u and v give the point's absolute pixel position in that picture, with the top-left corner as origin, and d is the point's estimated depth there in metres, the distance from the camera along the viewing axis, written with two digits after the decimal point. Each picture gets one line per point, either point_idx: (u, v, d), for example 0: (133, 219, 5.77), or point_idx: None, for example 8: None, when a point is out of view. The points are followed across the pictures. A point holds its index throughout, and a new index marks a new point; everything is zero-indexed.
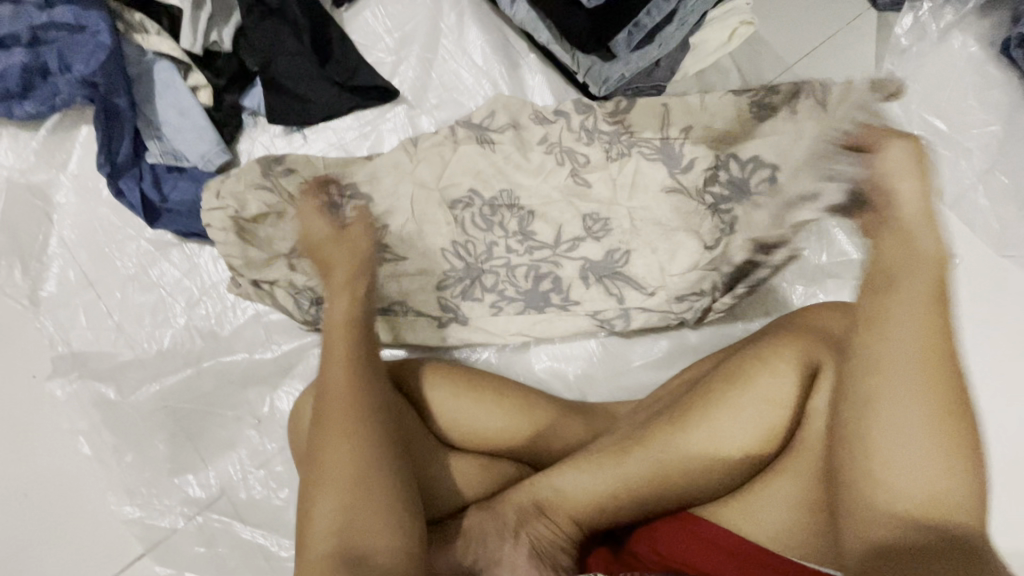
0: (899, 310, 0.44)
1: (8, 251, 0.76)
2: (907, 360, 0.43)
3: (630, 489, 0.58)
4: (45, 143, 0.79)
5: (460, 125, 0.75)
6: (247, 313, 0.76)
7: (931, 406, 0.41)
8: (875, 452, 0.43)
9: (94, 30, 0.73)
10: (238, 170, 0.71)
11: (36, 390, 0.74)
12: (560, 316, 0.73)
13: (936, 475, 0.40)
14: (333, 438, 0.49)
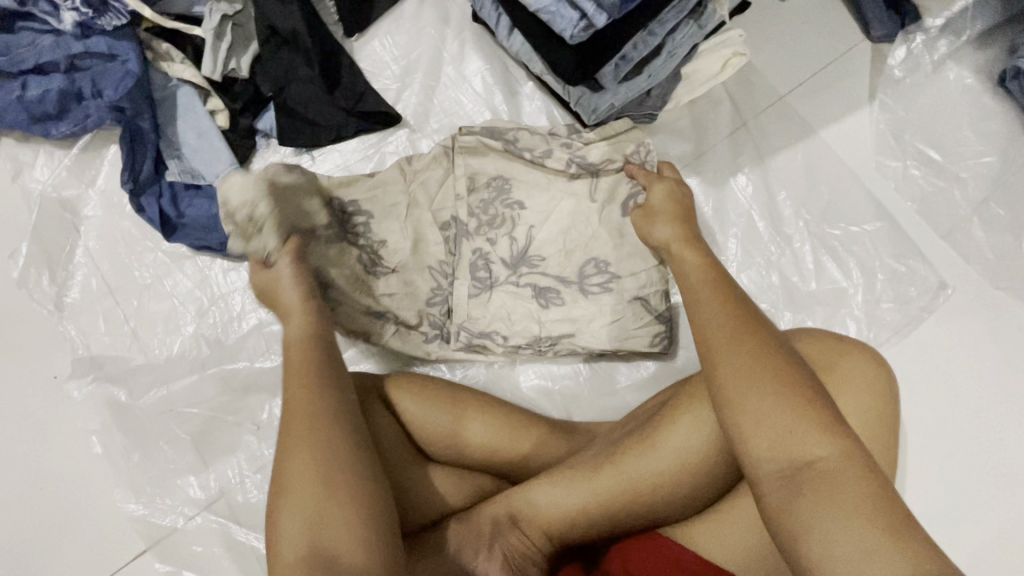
0: (705, 310, 0.51)
1: (39, 259, 0.82)
2: (733, 344, 0.47)
3: (601, 504, 0.59)
4: (77, 160, 0.85)
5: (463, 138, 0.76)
6: (251, 323, 0.80)
7: (764, 373, 0.45)
8: (734, 418, 0.45)
9: (124, 58, 0.79)
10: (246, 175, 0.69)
11: (56, 390, 0.79)
12: (542, 341, 0.76)
13: (795, 435, 0.43)
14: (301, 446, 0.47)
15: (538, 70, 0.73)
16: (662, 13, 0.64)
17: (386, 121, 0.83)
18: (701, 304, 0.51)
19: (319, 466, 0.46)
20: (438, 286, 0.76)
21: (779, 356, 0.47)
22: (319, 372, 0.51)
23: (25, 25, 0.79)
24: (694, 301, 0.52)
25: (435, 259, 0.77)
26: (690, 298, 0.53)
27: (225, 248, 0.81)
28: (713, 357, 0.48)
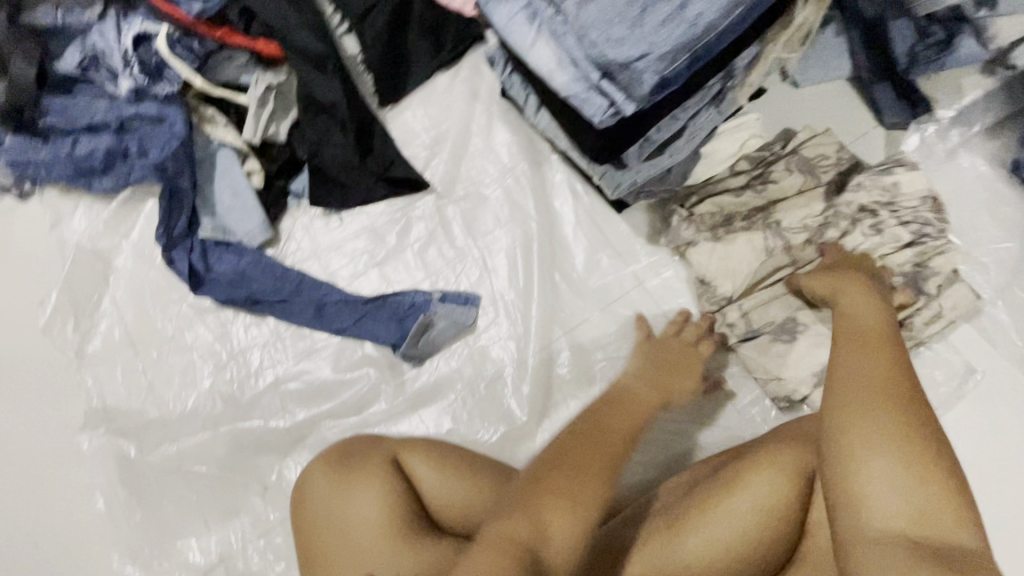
0: (855, 369, 0.51)
1: (66, 309, 0.84)
2: (876, 392, 0.48)
3: None
4: (115, 214, 0.88)
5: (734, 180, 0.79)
6: (268, 380, 0.80)
7: (891, 434, 0.46)
8: (842, 472, 0.47)
9: (172, 122, 0.83)
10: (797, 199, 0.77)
11: (65, 441, 0.78)
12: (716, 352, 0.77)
13: (923, 499, 0.44)
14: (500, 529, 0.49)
15: (562, 146, 0.77)
16: (687, 101, 0.67)
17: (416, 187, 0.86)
18: (861, 352, 0.53)
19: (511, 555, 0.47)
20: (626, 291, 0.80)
21: (908, 397, 0.48)
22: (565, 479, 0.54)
23: (83, 88, 0.84)
24: (845, 351, 0.54)
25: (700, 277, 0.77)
26: (834, 365, 0.53)
27: (250, 303, 0.82)
28: (845, 405, 0.49)
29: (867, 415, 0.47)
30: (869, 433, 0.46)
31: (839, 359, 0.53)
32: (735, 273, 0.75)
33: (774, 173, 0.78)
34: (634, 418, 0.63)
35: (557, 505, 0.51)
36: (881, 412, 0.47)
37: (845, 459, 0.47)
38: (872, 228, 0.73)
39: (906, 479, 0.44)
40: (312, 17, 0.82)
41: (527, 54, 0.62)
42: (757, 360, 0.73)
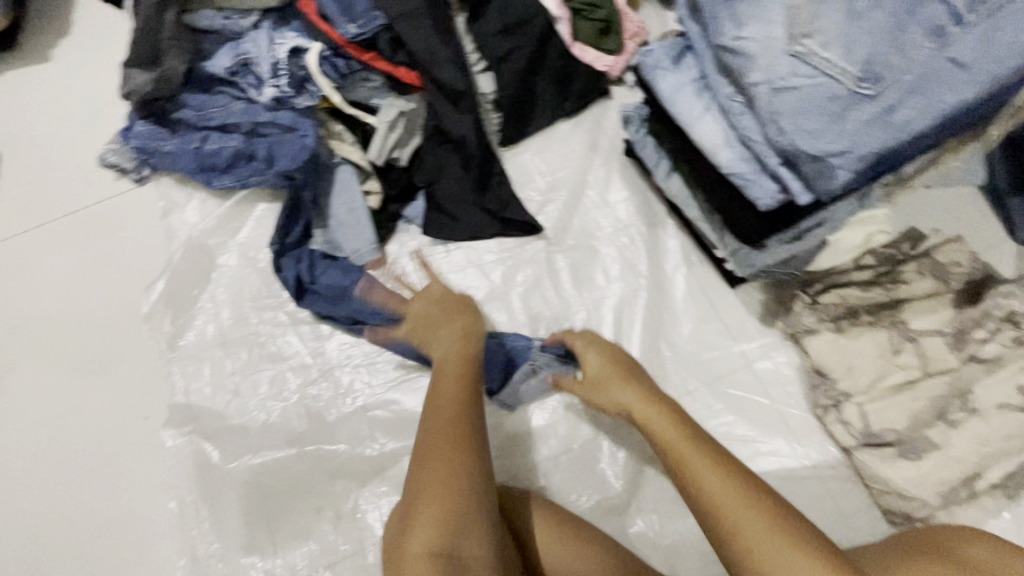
0: (705, 476, 0.56)
1: (166, 299, 0.84)
2: (726, 493, 0.55)
3: None
4: (227, 212, 0.89)
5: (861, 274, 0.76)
6: (355, 404, 0.78)
7: (765, 526, 0.52)
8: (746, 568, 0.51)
9: (303, 133, 0.84)
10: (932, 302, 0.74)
11: (147, 433, 0.77)
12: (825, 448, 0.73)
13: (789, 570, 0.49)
14: (425, 517, 0.54)
15: (692, 215, 0.76)
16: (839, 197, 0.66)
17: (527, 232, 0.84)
18: (697, 463, 0.58)
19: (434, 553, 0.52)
20: (733, 369, 0.78)
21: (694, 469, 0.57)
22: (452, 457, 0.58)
23: (224, 90, 0.87)
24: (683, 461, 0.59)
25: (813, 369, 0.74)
26: (685, 469, 0.58)
27: (349, 323, 0.81)
28: (717, 511, 0.54)
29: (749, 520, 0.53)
30: (751, 535, 0.51)
31: (686, 466, 0.58)
32: (856, 371, 0.72)
33: (902, 273, 0.76)
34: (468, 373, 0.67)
35: (433, 499, 0.55)
36: (740, 506, 0.53)
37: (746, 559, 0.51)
38: (1013, 339, 0.71)
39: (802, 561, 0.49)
40: (456, 53, 0.83)
41: (692, 124, 0.61)
42: (871, 466, 0.69)
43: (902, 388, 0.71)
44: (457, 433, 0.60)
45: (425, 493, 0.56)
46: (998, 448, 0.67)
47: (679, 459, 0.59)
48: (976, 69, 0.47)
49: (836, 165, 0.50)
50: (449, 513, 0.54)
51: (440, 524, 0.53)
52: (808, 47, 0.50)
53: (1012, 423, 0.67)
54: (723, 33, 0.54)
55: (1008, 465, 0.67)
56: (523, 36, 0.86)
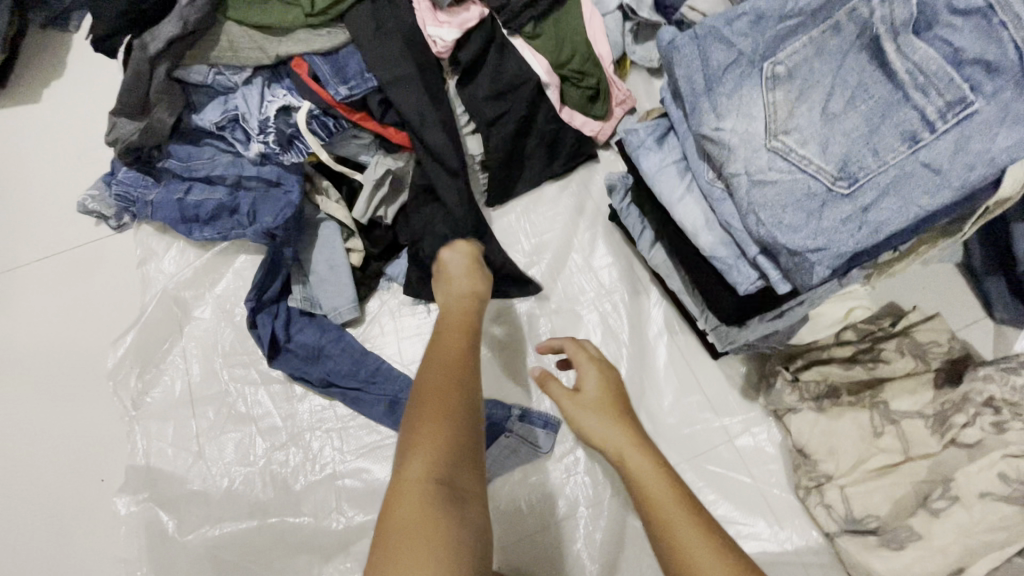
0: (678, 524, 0.46)
1: (135, 352, 0.81)
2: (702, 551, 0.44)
3: None
4: (206, 263, 0.88)
5: (838, 350, 0.77)
6: (324, 471, 0.75)
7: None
8: None
9: (287, 188, 0.84)
10: (913, 382, 0.74)
11: (102, 498, 0.73)
12: (807, 529, 0.72)
13: None
14: (432, 420, 0.47)
15: (676, 287, 0.76)
16: None
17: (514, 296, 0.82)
18: (675, 524, 0.46)
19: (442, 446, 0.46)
20: (714, 444, 0.76)
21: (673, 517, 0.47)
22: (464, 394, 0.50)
23: (211, 141, 0.87)
24: (655, 519, 0.47)
25: (794, 448, 0.73)
26: (654, 509, 0.48)
27: (323, 385, 0.79)
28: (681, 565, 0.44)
29: None
30: None
31: (656, 508, 0.47)
32: (838, 453, 0.71)
33: (881, 352, 0.76)
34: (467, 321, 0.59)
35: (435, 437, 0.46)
36: None
37: None
38: (993, 425, 0.69)
39: None
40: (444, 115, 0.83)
41: (673, 205, 0.62)
42: (853, 554, 0.67)
43: (883, 471, 0.70)
44: (454, 399, 0.49)
45: (422, 426, 0.47)
46: (982, 540, 0.65)
47: (647, 496, 0.49)
48: (949, 175, 0.47)
49: (814, 260, 0.50)
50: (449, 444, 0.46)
51: (439, 456, 0.46)
52: (785, 143, 0.51)
53: (996, 515, 0.65)
54: (703, 123, 0.55)
55: (993, 559, 0.65)
56: (512, 100, 0.87)
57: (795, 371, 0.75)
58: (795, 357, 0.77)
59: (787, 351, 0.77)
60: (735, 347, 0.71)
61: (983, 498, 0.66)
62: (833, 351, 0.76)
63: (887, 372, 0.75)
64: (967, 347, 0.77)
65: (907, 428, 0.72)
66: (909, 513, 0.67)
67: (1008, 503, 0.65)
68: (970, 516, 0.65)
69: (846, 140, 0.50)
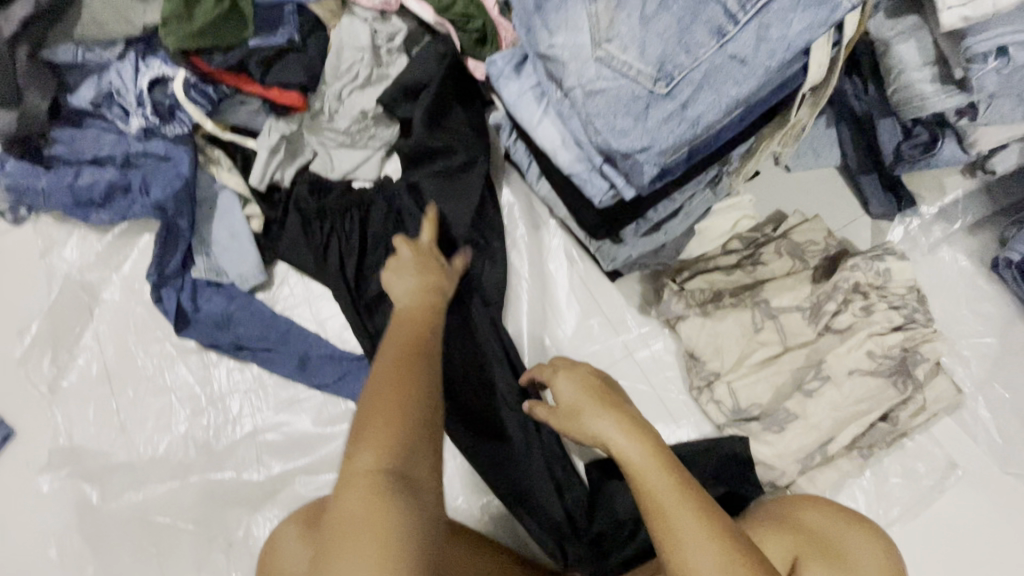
0: (687, 541, 0.47)
1: (44, 339, 0.82)
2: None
3: None
4: (109, 246, 0.88)
5: (722, 255, 0.81)
6: (245, 429, 0.78)
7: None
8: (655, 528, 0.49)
9: (176, 161, 0.84)
10: (794, 281, 0.78)
11: (26, 480, 0.75)
12: (702, 425, 0.78)
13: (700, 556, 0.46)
14: (391, 377, 0.53)
15: (562, 214, 0.78)
16: (683, 184, 0.68)
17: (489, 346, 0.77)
18: (578, 409, 0.61)
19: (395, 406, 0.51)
20: (616, 359, 0.81)
21: (585, 414, 0.60)
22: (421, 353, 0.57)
23: (94, 122, 0.86)
24: (589, 417, 0.59)
25: (686, 352, 0.78)
26: (662, 520, 0.49)
27: (235, 349, 0.81)
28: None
29: (664, 494, 0.50)
30: (666, 496, 0.49)
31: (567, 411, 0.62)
32: (722, 351, 0.76)
33: (764, 256, 0.80)
34: (410, 340, 0.59)
35: (379, 444, 0.48)
36: (643, 457, 0.53)
37: (654, 514, 0.49)
38: (862, 309, 0.74)
39: (702, 527, 0.47)
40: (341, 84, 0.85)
41: (533, 130, 0.64)
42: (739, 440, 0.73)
43: (766, 363, 0.75)
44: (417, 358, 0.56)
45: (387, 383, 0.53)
46: (848, 411, 0.71)
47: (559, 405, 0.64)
48: (753, 63, 0.51)
49: (642, 160, 0.54)
50: (398, 449, 0.48)
51: (391, 449, 0.48)
52: (608, 51, 0.53)
53: (861, 387, 0.71)
54: (539, 42, 0.56)
55: (858, 426, 0.71)
56: (457, 128, 0.81)
57: (685, 283, 0.79)
58: (688, 269, 0.81)
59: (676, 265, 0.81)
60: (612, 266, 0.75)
61: (848, 375, 0.72)
62: (722, 264, 0.80)
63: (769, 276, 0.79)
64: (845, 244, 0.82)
65: (789, 323, 0.76)
66: (788, 397, 0.73)
67: (870, 376, 0.72)
68: (840, 392, 0.71)
69: (662, 41, 0.52)
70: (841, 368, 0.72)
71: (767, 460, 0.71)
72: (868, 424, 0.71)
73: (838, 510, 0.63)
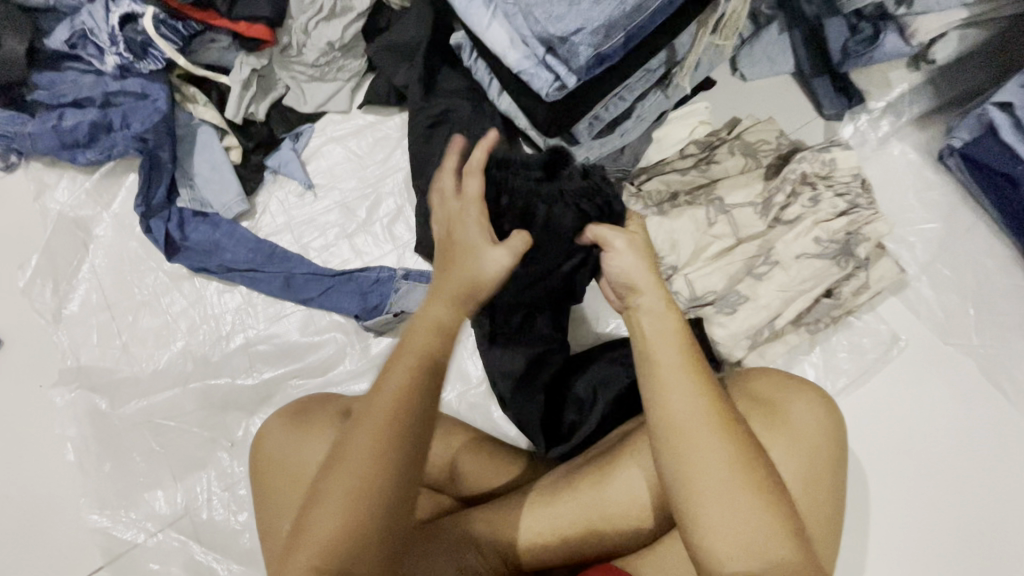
0: (685, 407, 0.48)
1: (46, 272, 0.87)
2: (704, 438, 0.47)
3: (562, 527, 0.60)
4: (97, 185, 0.92)
5: (679, 158, 0.85)
6: (238, 342, 0.84)
7: (727, 457, 0.46)
8: (656, 402, 0.49)
9: (154, 98, 0.88)
10: (746, 178, 0.82)
11: (40, 397, 0.81)
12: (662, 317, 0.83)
13: (701, 438, 0.47)
14: (366, 456, 0.44)
15: (523, 126, 0.82)
16: (631, 85, 0.74)
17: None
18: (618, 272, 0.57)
19: (353, 503, 0.43)
20: None
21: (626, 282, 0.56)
22: (408, 447, 0.45)
23: (72, 65, 0.89)
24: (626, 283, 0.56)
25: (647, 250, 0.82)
26: (658, 382, 0.50)
27: (223, 272, 0.85)
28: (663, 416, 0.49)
29: (672, 379, 0.49)
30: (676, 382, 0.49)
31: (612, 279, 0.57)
32: (679, 245, 0.80)
33: (718, 157, 0.84)
34: (411, 398, 0.46)
35: (327, 543, 0.43)
36: (666, 342, 0.51)
37: (659, 391, 0.50)
38: (810, 199, 0.78)
39: (704, 408, 0.48)
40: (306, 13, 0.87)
41: (483, 34, 0.67)
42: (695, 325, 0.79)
43: (721, 255, 0.80)
44: (399, 457, 0.44)
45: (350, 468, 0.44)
46: (795, 291, 0.76)
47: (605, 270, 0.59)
48: None
49: (578, 42, 0.59)
50: (344, 552, 0.43)
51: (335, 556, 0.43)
52: None
53: (807, 269, 0.76)
54: None
55: (804, 303, 0.76)
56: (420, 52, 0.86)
57: (644, 186, 0.83)
58: (647, 171, 0.85)
59: (637, 170, 0.85)
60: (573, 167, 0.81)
61: (794, 259, 0.76)
62: (679, 166, 0.84)
63: (723, 175, 0.83)
64: (796, 142, 0.85)
65: (743, 216, 0.80)
66: (737, 280, 0.78)
67: (816, 258, 0.76)
68: (788, 273, 0.76)
69: None
70: (790, 252, 0.77)
71: (720, 340, 0.76)
72: (813, 301, 0.76)
73: (791, 377, 0.62)
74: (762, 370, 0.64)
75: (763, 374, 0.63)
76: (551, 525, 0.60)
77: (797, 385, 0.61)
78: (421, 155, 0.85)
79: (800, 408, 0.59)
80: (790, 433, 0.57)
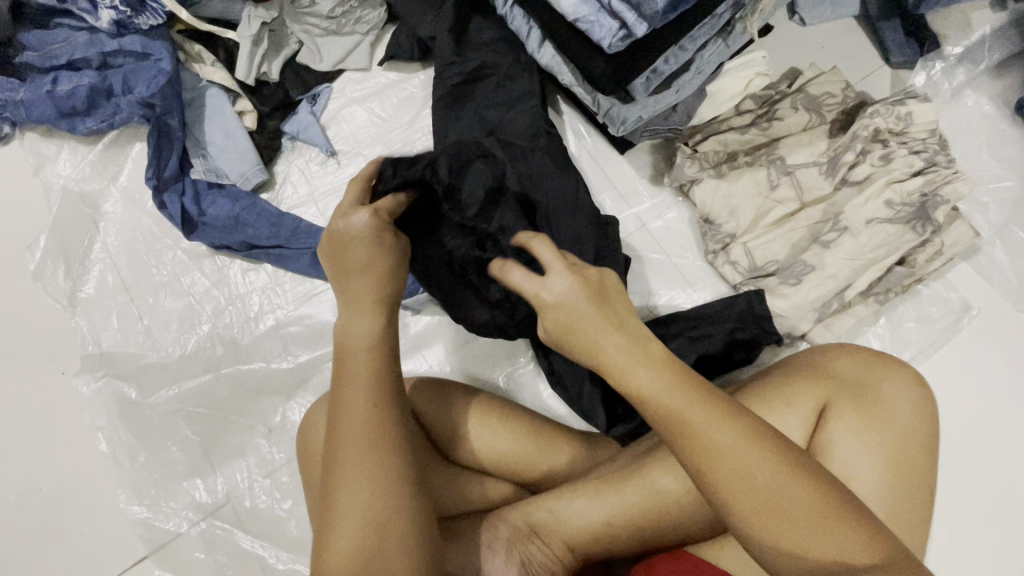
0: (724, 453, 0.39)
1: (56, 253, 0.81)
2: (755, 478, 0.39)
3: (625, 518, 0.58)
4: (101, 156, 0.85)
5: (734, 116, 0.78)
6: (268, 324, 0.79)
7: (784, 480, 0.39)
8: (696, 456, 0.40)
9: (157, 57, 0.79)
10: (811, 134, 0.76)
11: (64, 386, 0.77)
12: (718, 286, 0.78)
13: (755, 478, 0.39)
14: (346, 487, 0.42)
15: (567, 82, 0.74)
16: (696, 33, 0.65)
17: (541, 221, 0.70)
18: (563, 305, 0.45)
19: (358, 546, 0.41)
20: (630, 231, 0.80)
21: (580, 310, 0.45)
22: (389, 472, 0.43)
23: (62, 22, 0.80)
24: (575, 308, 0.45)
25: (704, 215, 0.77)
26: (684, 432, 0.40)
27: (245, 249, 0.80)
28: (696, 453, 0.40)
29: (700, 426, 0.40)
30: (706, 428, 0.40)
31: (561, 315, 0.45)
32: (738, 211, 0.75)
33: (779, 112, 0.77)
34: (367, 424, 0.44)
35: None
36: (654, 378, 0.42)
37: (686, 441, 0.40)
38: (881, 158, 0.72)
39: (746, 446, 0.39)
40: None
41: None
42: None
43: (782, 221, 0.75)
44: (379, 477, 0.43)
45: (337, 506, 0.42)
46: (867, 258, 0.71)
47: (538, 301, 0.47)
48: None
49: None
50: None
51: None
52: None
53: (880, 235, 0.70)
54: None
55: (876, 272, 0.71)
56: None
57: (699, 146, 0.77)
58: (701, 132, 0.78)
59: (688, 129, 0.78)
60: (620, 129, 0.73)
61: (867, 223, 0.70)
62: (734, 126, 0.78)
63: (784, 133, 0.77)
64: (863, 94, 0.78)
65: (808, 178, 0.74)
66: (801, 247, 0.73)
67: (890, 224, 0.70)
68: (859, 240, 0.70)
69: None
70: (861, 212, 0.71)
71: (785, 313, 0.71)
72: (885, 269, 0.72)
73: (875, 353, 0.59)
74: (842, 347, 0.60)
75: (842, 353, 0.60)
76: (601, 517, 0.59)
77: (877, 365, 0.58)
78: (453, 117, 0.78)
79: (881, 394, 0.56)
80: (874, 419, 0.54)
